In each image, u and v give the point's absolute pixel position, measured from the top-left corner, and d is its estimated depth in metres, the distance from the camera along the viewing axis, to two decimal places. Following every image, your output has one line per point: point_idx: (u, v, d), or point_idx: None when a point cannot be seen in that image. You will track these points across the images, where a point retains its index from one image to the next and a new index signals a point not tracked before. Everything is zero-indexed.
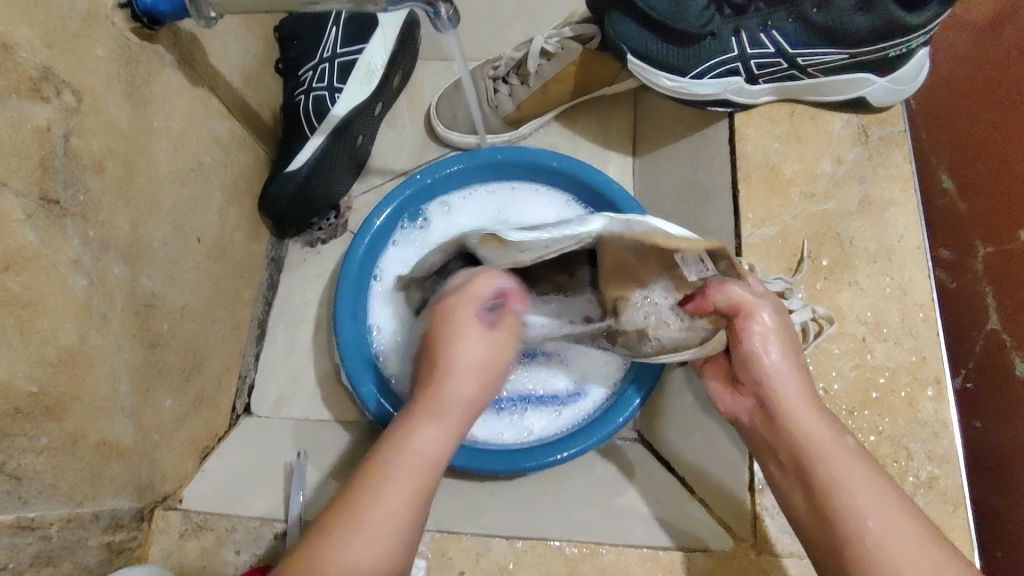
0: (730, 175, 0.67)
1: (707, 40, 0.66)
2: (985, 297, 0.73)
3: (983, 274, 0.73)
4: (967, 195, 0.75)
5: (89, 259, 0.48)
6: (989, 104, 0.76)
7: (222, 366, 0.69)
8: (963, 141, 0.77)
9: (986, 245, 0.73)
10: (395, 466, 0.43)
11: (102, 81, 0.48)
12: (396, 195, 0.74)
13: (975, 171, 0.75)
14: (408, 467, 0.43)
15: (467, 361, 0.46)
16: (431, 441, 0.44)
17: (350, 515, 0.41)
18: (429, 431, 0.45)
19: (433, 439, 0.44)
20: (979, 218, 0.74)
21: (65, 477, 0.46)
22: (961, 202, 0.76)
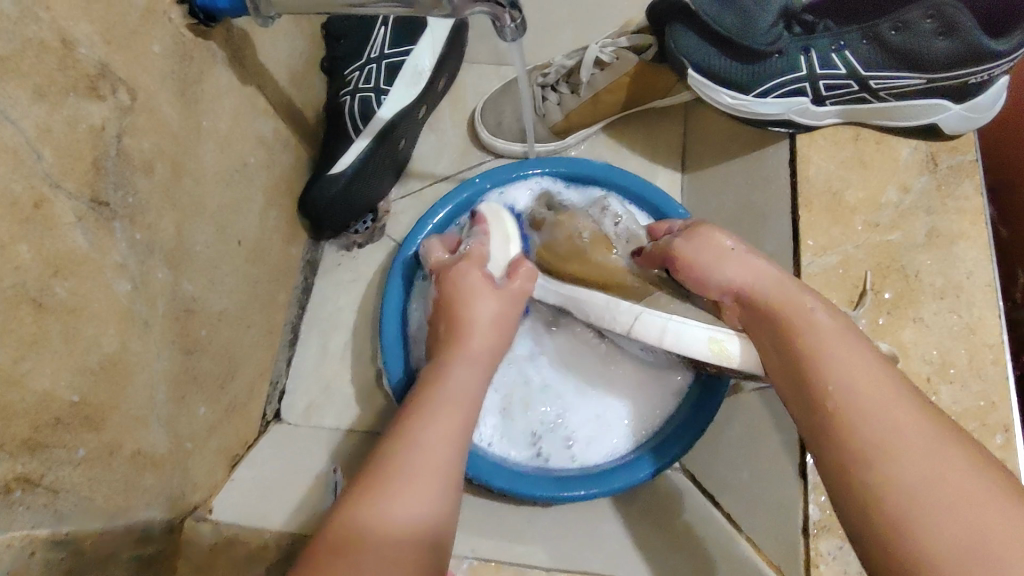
0: (791, 199, 0.64)
1: (774, 57, 0.64)
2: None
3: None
4: (1008, 221, 0.74)
5: (134, 263, 0.46)
6: None
7: (254, 372, 0.67)
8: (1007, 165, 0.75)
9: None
10: (437, 408, 0.48)
11: (156, 79, 0.47)
12: (451, 198, 0.72)
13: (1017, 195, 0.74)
14: (453, 400, 0.49)
15: (482, 317, 0.55)
16: (474, 349, 0.54)
17: (398, 438, 0.46)
18: (473, 339, 0.54)
19: (470, 383, 0.51)
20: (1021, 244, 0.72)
21: (101, 489, 0.44)
22: (1002, 228, 0.74)
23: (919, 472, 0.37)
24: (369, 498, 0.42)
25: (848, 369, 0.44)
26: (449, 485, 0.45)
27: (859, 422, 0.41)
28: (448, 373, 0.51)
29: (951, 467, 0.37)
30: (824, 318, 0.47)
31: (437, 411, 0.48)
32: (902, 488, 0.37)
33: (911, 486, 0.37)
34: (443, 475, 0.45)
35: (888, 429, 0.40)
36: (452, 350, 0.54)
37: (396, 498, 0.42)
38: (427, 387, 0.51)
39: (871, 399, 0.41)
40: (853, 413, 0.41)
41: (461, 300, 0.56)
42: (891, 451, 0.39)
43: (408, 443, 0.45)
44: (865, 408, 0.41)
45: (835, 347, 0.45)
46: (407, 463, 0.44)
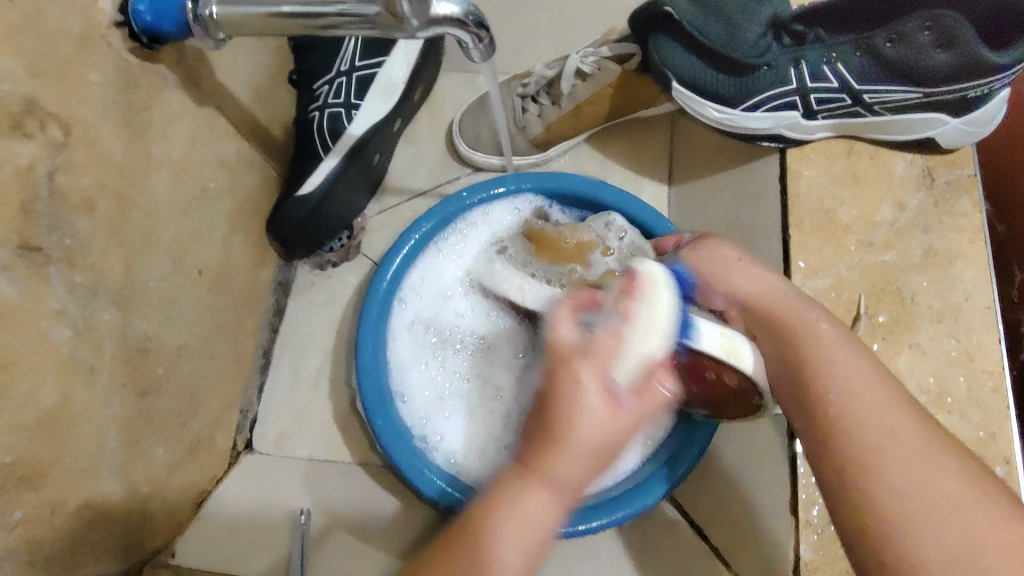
0: (780, 217, 0.61)
1: (762, 69, 0.60)
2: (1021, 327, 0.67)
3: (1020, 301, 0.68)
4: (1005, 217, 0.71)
5: (75, 308, 0.43)
6: None
7: (221, 404, 0.64)
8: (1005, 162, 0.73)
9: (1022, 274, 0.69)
10: (506, 517, 0.38)
11: (95, 110, 0.43)
12: (440, 211, 0.68)
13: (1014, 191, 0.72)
14: (518, 537, 0.37)
15: (591, 420, 0.38)
16: (580, 455, 0.38)
17: (469, 536, 0.38)
18: (565, 460, 0.38)
19: (542, 517, 0.38)
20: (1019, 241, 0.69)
21: (44, 550, 0.42)
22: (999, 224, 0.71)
23: (913, 480, 0.37)
24: (463, 567, 0.37)
25: (846, 373, 0.43)
26: (536, 551, 0.38)
27: (857, 426, 0.40)
28: (504, 499, 0.38)
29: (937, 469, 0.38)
30: (828, 325, 0.46)
31: (505, 528, 0.37)
32: (897, 490, 0.37)
33: (905, 489, 0.37)
34: (527, 556, 0.38)
35: (888, 439, 0.39)
36: (549, 445, 0.39)
37: (501, 556, 0.37)
38: (501, 501, 0.38)
39: (867, 401, 0.41)
40: (850, 414, 0.41)
41: (559, 402, 0.38)
42: (895, 459, 0.38)
43: (503, 517, 0.38)
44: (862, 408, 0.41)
45: (836, 348, 0.44)
46: (497, 539, 0.38)
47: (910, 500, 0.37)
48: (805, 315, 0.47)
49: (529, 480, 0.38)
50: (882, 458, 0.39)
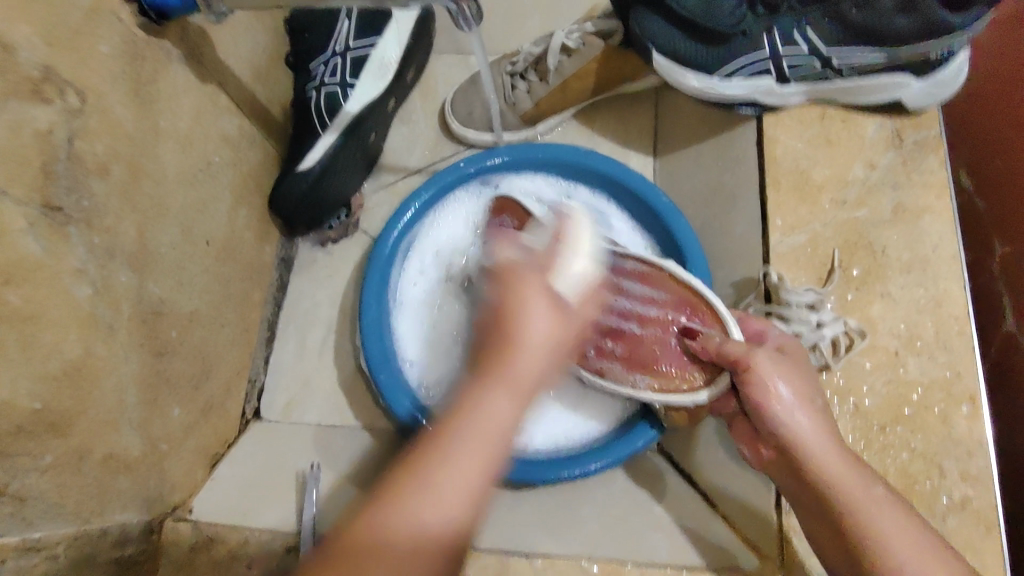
0: (758, 178, 0.65)
1: (737, 38, 0.63)
2: (1001, 297, 0.69)
3: (1000, 273, 0.70)
4: (984, 192, 0.72)
5: (94, 267, 0.46)
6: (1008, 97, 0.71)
7: (230, 371, 0.67)
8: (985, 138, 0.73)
9: (1002, 244, 0.69)
10: (466, 436, 0.37)
11: (106, 80, 0.46)
12: (438, 181, 0.71)
13: (992, 167, 0.72)
14: (484, 434, 0.37)
15: (538, 338, 0.39)
16: (531, 368, 0.39)
17: (433, 452, 0.38)
18: (520, 363, 0.39)
19: (502, 418, 0.38)
20: (997, 215, 0.70)
21: (72, 494, 0.45)
22: (979, 201, 0.72)
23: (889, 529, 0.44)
24: (385, 510, 0.36)
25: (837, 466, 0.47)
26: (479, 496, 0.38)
27: (869, 518, 0.45)
28: (480, 401, 0.38)
29: (920, 534, 0.44)
30: (790, 396, 0.49)
31: (468, 439, 0.37)
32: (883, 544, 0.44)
33: (889, 538, 0.44)
34: (476, 485, 0.37)
35: (890, 520, 0.44)
36: (505, 355, 0.39)
37: (422, 505, 0.37)
38: (463, 411, 0.38)
39: (862, 490, 0.46)
40: (854, 496, 0.46)
41: (516, 315, 0.40)
42: (907, 545, 0.43)
43: (431, 483, 0.37)
44: (862, 490, 0.46)
45: (808, 422, 0.49)
46: (455, 460, 0.37)
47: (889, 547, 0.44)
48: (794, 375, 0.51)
49: (490, 382, 0.38)
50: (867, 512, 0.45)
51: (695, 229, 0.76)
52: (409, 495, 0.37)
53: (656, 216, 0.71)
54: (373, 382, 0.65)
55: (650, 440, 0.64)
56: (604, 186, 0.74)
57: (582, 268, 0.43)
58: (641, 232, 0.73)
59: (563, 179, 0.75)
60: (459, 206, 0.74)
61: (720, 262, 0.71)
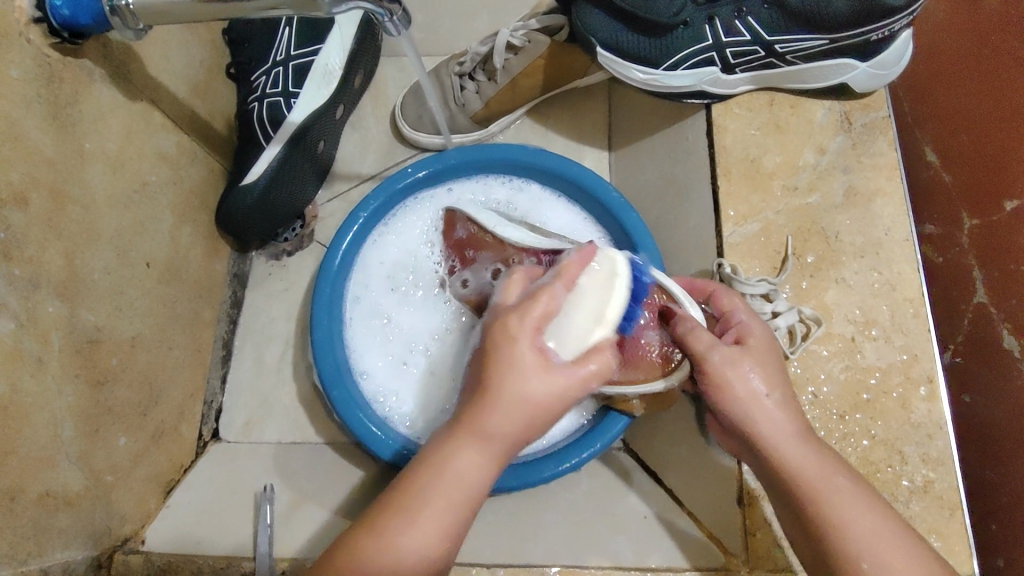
0: (709, 169, 0.64)
1: (679, 28, 0.63)
2: (971, 270, 0.67)
3: (970, 246, 0.67)
4: (952, 166, 0.69)
5: (16, 300, 0.44)
6: (969, 69, 0.69)
7: (183, 394, 0.65)
8: (947, 110, 0.71)
9: (971, 217, 0.67)
10: (439, 484, 0.41)
11: (19, 105, 0.44)
12: (386, 188, 0.69)
13: (958, 139, 0.69)
14: (451, 491, 0.41)
15: (522, 396, 0.41)
16: (468, 474, 0.42)
17: (402, 500, 0.42)
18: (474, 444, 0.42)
19: (479, 467, 0.42)
20: (967, 188, 0.68)
21: (5, 536, 0.43)
22: (947, 174, 0.70)
23: (845, 514, 0.43)
24: (367, 544, 0.41)
25: (795, 447, 0.45)
26: (450, 541, 0.42)
27: (825, 503, 0.43)
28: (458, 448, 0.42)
29: (877, 516, 0.43)
30: (759, 387, 0.47)
31: (445, 494, 0.41)
32: (840, 528, 0.43)
33: (841, 522, 0.43)
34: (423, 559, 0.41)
35: (848, 498, 0.43)
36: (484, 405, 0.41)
37: (411, 538, 0.41)
38: (432, 460, 0.42)
39: (821, 472, 0.44)
40: (813, 478, 0.44)
41: (500, 363, 0.41)
42: (864, 524, 0.43)
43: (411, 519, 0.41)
44: (821, 471, 0.44)
45: (772, 411, 0.46)
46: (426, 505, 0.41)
47: (846, 533, 0.42)
48: (765, 366, 0.48)
49: (463, 434, 0.42)
50: (824, 496, 0.44)
51: (652, 222, 0.76)
52: (399, 521, 0.41)
53: (609, 214, 0.70)
54: (328, 398, 0.64)
55: (610, 439, 0.63)
56: (559, 182, 0.72)
57: (574, 318, 0.44)
58: (598, 228, 0.73)
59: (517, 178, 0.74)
60: (410, 213, 0.72)
61: (676, 254, 0.71)
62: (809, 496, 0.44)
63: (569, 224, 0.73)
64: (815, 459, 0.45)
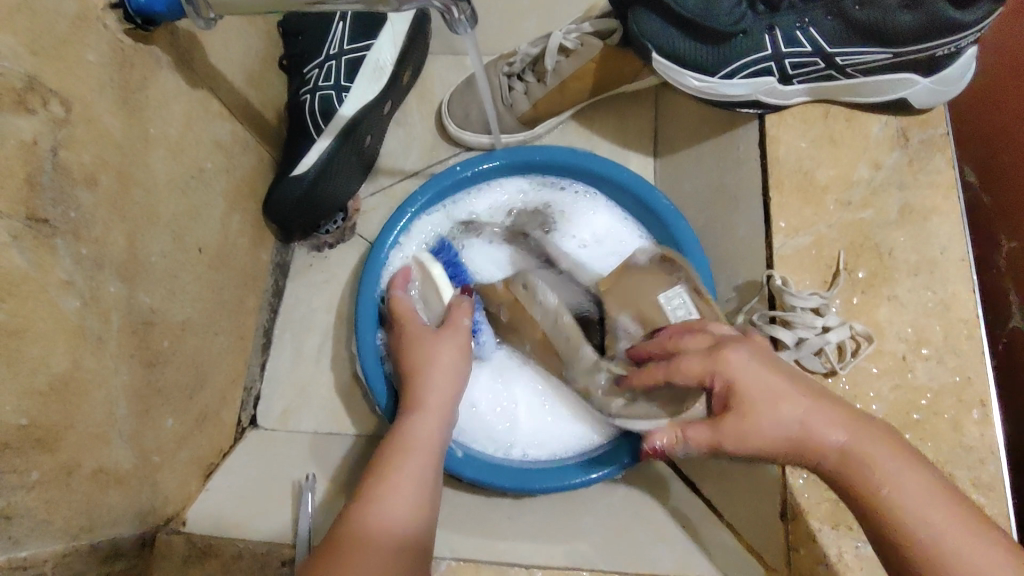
0: (760, 180, 0.63)
1: (738, 37, 0.62)
2: (1008, 294, 0.67)
3: (1006, 269, 0.68)
4: (992, 187, 0.70)
5: (82, 279, 0.45)
6: (1013, 90, 0.69)
7: (225, 380, 0.66)
8: (990, 131, 0.71)
9: (1010, 239, 0.68)
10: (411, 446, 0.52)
11: (93, 88, 0.45)
12: (433, 184, 0.70)
13: (999, 160, 0.70)
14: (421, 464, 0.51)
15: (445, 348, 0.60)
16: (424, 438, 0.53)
17: (389, 467, 0.50)
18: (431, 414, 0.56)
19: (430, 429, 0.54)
20: (1005, 210, 0.68)
21: (60, 511, 0.44)
22: (986, 195, 0.70)
23: (917, 508, 0.38)
24: (367, 512, 0.47)
25: (838, 450, 0.40)
26: (426, 508, 0.50)
27: (891, 501, 0.38)
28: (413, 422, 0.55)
29: (953, 515, 0.37)
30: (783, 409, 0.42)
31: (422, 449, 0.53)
32: (919, 527, 0.37)
33: (916, 515, 0.37)
34: (420, 498, 0.49)
35: (917, 497, 0.38)
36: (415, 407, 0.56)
37: (390, 504, 0.48)
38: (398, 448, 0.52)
39: (881, 462, 0.39)
40: (867, 479, 0.39)
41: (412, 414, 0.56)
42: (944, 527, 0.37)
43: (401, 473, 0.50)
44: (872, 468, 0.39)
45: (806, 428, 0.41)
46: (399, 481, 0.49)
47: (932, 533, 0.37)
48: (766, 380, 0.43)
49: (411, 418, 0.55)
50: (885, 496, 0.38)
51: (696, 231, 0.75)
52: (379, 499, 0.48)
53: (656, 218, 0.69)
54: (370, 390, 0.65)
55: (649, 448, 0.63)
56: (605, 187, 0.73)
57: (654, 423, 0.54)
58: (645, 233, 0.72)
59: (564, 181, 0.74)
60: (456, 210, 0.73)
61: (724, 263, 0.70)
62: (877, 502, 0.38)
63: (616, 231, 0.73)
64: (868, 456, 0.40)
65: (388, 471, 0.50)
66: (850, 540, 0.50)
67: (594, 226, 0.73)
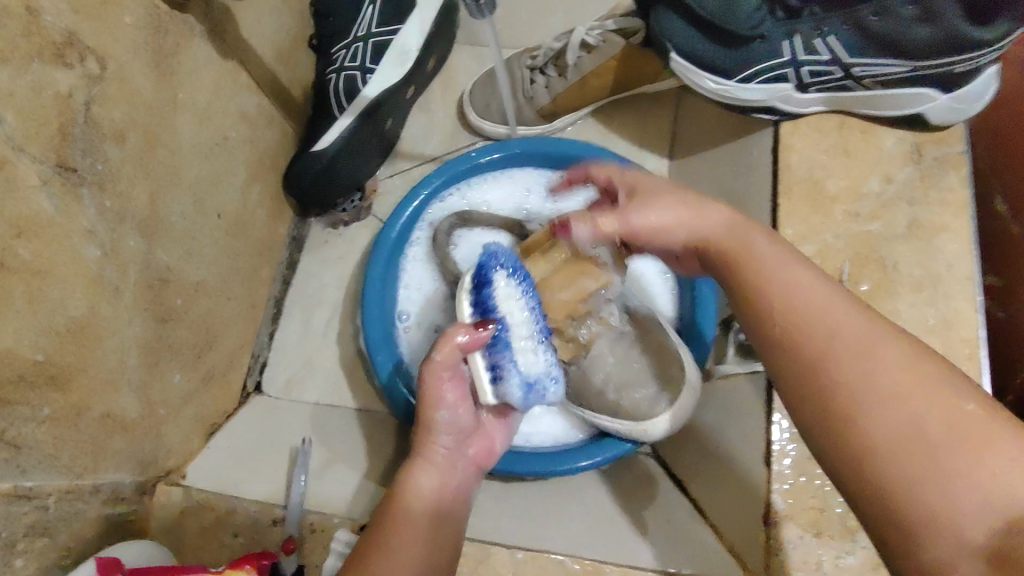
0: (771, 186, 0.64)
1: (756, 42, 0.62)
2: None
3: None
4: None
5: (104, 230, 0.47)
6: None
7: (234, 344, 0.68)
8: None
9: None
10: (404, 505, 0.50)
11: (128, 49, 0.47)
12: (449, 169, 0.72)
13: None
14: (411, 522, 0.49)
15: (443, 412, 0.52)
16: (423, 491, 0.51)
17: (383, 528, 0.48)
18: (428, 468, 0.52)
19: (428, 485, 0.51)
20: None
21: (67, 448, 0.46)
22: (1017, 227, 0.69)
23: (814, 298, 0.40)
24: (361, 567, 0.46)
25: (746, 250, 0.45)
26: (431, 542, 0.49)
27: (774, 279, 0.43)
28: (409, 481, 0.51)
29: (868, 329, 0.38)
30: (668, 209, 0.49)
31: (416, 508, 0.50)
32: (803, 305, 0.40)
33: (795, 295, 0.41)
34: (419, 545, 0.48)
35: (796, 285, 0.41)
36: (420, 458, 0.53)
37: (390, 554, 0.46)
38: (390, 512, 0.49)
39: (788, 272, 0.42)
40: (744, 261, 0.45)
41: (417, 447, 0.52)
42: (818, 310, 0.40)
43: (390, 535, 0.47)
44: (743, 245, 0.45)
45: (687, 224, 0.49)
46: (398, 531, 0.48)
47: (814, 320, 0.39)
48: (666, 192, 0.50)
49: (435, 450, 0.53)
50: (783, 289, 0.42)
51: None
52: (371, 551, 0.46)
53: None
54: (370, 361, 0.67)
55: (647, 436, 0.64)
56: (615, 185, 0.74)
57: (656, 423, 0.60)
58: None
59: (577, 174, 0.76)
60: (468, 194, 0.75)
61: None
62: (764, 283, 0.43)
63: None
64: (750, 243, 0.45)
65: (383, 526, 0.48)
66: (832, 548, 0.50)
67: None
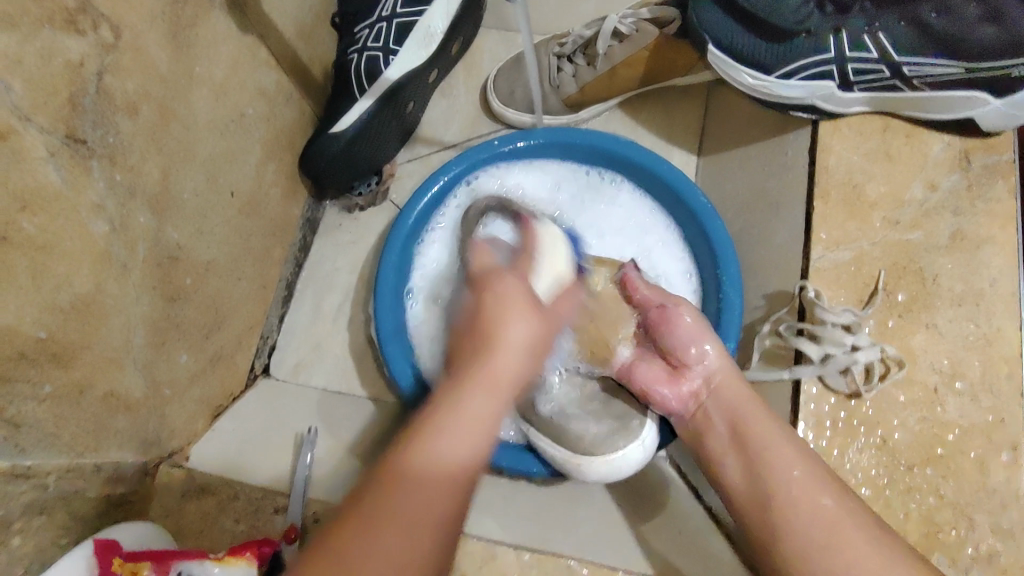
0: (806, 189, 0.61)
1: (801, 36, 0.59)
2: None
3: None
4: None
5: (113, 205, 0.46)
6: None
7: (243, 326, 0.67)
8: None
9: None
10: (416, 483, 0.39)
11: (144, 19, 0.46)
12: (469, 156, 0.70)
13: None
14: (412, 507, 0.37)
15: (511, 340, 0.45)
16: (455, 459, 0.40)
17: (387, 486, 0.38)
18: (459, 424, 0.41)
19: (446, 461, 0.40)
20: None
21: (68, 427, 0.45)
22: None
23: (791, 483, 0.47)
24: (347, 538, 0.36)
25: (752, 411, 0.52)
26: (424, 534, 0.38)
27: (771, 456, 0.49)
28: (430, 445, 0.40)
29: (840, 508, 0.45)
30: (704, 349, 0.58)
31: (413, 477, 0.39)
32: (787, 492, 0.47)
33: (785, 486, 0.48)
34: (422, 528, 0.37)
35: (781, 466, 0.48)
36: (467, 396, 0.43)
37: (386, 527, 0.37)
38: (395, 475, 0.39)
39: (766, 438, 0.50)
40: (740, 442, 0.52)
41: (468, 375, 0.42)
42: (793, 499, 0.47)
43: (393, 498, 0.38)
44: (744, 423, 0.52)
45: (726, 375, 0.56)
46: (383, 507, 0.38)
47: (795, 506, 0.46)
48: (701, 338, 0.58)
49: (470, 384, 0.43)
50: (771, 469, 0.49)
51: (731, 235, 0.74)
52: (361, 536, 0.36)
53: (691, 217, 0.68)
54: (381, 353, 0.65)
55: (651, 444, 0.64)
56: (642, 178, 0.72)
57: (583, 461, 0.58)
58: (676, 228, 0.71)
59: (602, 167, 0.73)
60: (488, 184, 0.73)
61: (756, 270, 0.68)
62: (774, 483, 0.48)
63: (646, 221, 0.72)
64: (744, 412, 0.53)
65: (383, 494, 0.38)
66: None
67: (622, 216, 0.73)
